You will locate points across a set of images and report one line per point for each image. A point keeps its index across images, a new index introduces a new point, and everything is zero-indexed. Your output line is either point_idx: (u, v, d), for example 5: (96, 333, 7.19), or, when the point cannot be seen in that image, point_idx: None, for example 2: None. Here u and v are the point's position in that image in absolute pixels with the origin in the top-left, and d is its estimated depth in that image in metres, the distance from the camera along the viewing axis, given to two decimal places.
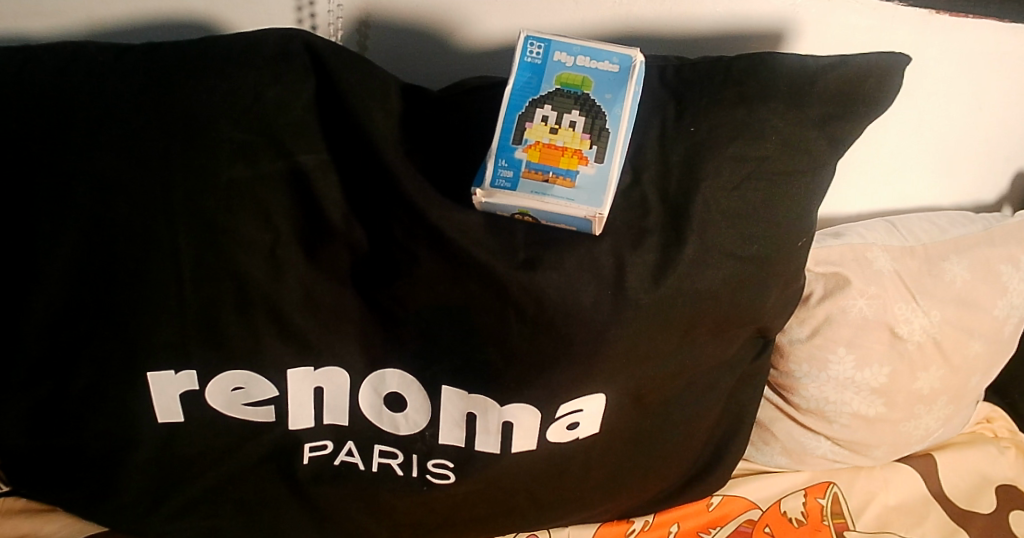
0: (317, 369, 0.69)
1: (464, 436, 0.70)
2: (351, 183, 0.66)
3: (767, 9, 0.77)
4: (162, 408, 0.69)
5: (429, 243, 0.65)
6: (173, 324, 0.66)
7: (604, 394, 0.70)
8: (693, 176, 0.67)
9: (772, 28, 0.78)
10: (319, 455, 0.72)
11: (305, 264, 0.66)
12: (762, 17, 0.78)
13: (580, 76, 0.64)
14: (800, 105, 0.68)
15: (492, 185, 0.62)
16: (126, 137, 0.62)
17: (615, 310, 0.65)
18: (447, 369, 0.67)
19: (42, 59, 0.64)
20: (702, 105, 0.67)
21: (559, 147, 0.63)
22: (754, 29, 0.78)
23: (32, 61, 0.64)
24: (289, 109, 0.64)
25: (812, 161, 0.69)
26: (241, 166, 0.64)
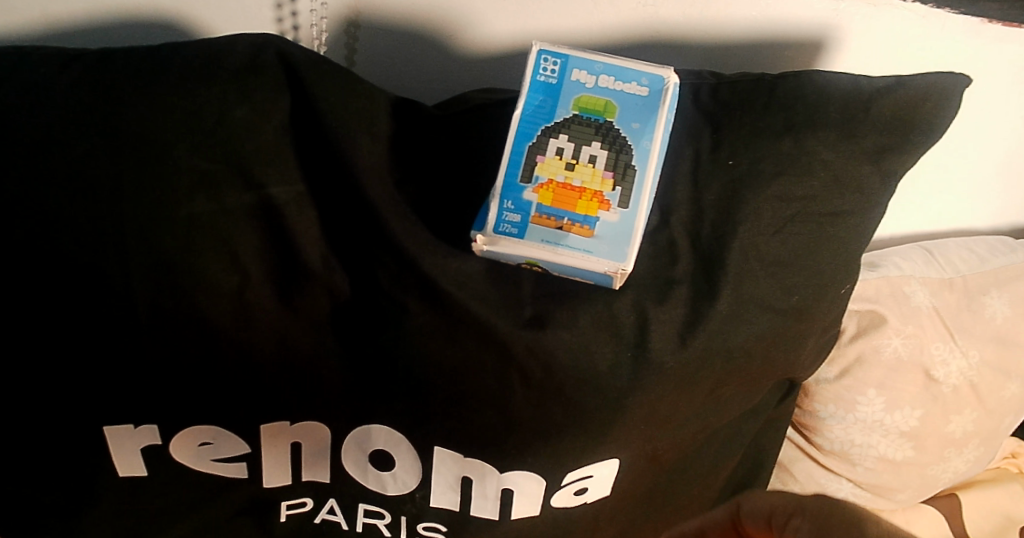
0: (293, 423, 0.61)
1: (458, 500, 0.63)
2: (332, 219, 0.58)
3: (805, 17, 0.68)
4: (122, 463, 0.62)
5: (420, 293, 0.57)
6: (128, 375, 0.59)
7: (618, 458, 0.62)
8: (728, 219, 0.59)
9: (809, 39, 0.69)
10: (298, 512, 0.66)
11: (279, 310, 0.58)
12: (798, 26, 0.68)
13: (603, 100, 0.56)
14: (852, 135, 0.61)
15: (495, 231, 0.55)
16: (73, 166, 0.54)
17: (634, 371, 0.58)
18: (440, 431, 0.60)
19: None
20: (741, 134, 0.60)
21: (576, 188, 0.55)
22: (791, 41, 0.69)
23: None
24: (260, 132, 0.56)
25: (860, 199, 0.63)
26: (202, 199, 0.55)
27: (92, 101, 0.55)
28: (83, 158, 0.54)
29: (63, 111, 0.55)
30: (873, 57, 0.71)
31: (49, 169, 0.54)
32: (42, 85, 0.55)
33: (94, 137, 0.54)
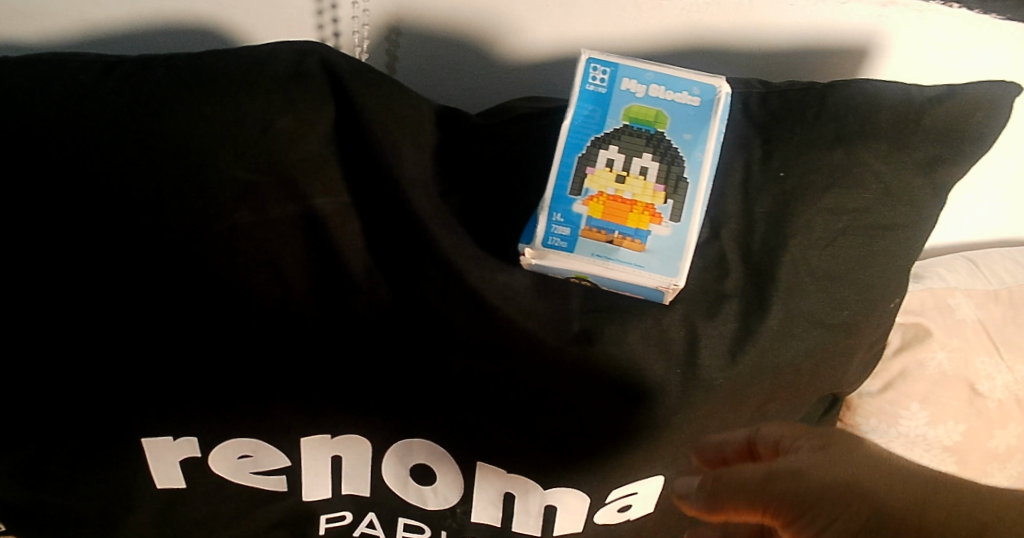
0: (334, 436, 0.60)
1: (500, 516, 0.63)
2: (376, 228, 0.56)
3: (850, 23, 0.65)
4: (160, 475, 0.62)
5: (466, 307, 0.56)
6: (170, 386, 0.58)
7: (664, 476, 0.61)
8: (779, 232, 0.58)
9: (852, 46, 0.66)
10: (338, 525, 0.65)
11: (323, 323, 0.57)
12: (843, 33, 0.66)
13: (654, 110, 0.54)
14: (903, 146, 0.59)
15: (544, 245, 0.54)
16: (114, 176, 0.53)
17: (682, 386, 0.57)
18: (484, 446, 0.59)
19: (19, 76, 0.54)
20: (792, 144, 0.58)
21: (627, 200, 0.54)
22: (845, 52, 0.67)
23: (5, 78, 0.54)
24: (303, 142, 0.54)
25: (912, 213, 0.61)
26: (245, 210, 0.54)
27: (133, 108, 0.53)
28: (125, 167, 0.53)
29: (102, 119, 0.53)
30: (930, 69, 0.69)
31: (90, 179, 0.53)
32: (80, 92, 0.54)
33: (135, 144, 0.53)
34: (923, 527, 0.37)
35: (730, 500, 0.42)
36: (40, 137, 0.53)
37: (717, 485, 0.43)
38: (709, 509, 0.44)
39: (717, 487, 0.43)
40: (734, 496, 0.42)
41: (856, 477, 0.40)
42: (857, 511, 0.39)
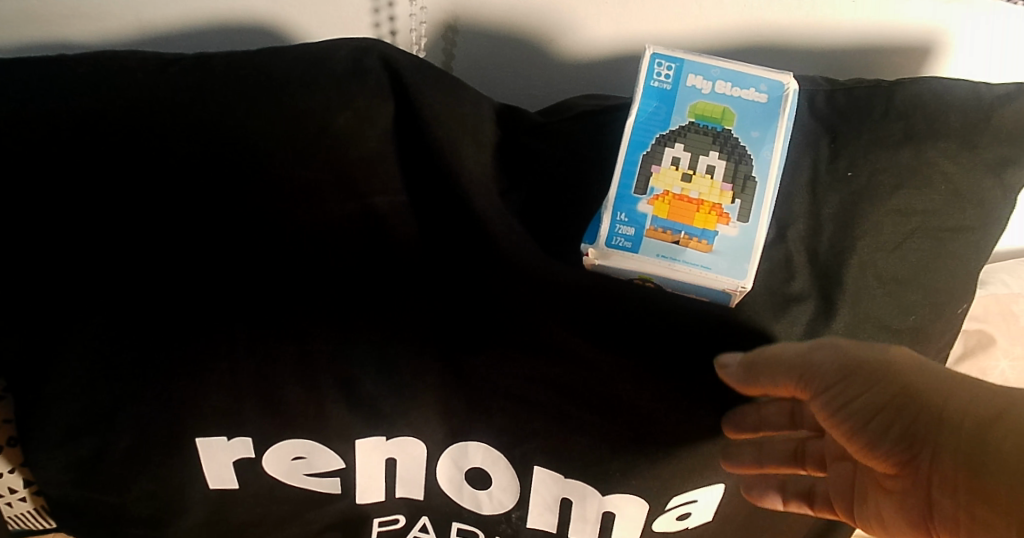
0: (389, 439, 0.59)
1: (555, 522, 0.62)
2: (433, 229, 0.55)
3: (913, 21, 0.62)
4: (213, 476, 0.61)
5: (524, 308, 0.55)
6: (224, 387, 0.57)
7: (724, 484, 0.62)
8: (848, 233, 0.56)
9: (916, 42, 0.63)
10: (390, 529, 0.65)
11: (381, 323, 0.56)
12: (906, 31, 0.62)
13: (720, 107, 0.53)
14: (973, 146, 0.57)
15: (608, 245, 0.53)
16: (173, 173, 0.53)
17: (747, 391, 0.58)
18: (541, 449, 0.59)
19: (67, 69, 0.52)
20: (861, 143, 0.56)
21: (694, 199, 0.53)
22: (922, 41, 0.63)
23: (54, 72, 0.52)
24: (363, 140, 0.53)
25: (982, 214, 0.59)
26: (304, 209, 0.54)
27: (188, 102, 0.52)
28: (185, 165, 0.53)
29: (157, 115, 0.52)
30: (1010, 59, 0.65)
31: (150, 176, 0.53)
32: (132, 86, 0.52)
33: (194, 141, 0.52)
34: (945, 411, 0.46)
35: (772, 376, 0.53)
36: (92, 133, 0.52)
37: (754, 363, 0.53)
38: (747, 381, 0.54)
39: (763, 369, 0.53)
40: (778, 376, 0.52)
41: (879, 359, 0.49)
42: (883, 390, 0.48)
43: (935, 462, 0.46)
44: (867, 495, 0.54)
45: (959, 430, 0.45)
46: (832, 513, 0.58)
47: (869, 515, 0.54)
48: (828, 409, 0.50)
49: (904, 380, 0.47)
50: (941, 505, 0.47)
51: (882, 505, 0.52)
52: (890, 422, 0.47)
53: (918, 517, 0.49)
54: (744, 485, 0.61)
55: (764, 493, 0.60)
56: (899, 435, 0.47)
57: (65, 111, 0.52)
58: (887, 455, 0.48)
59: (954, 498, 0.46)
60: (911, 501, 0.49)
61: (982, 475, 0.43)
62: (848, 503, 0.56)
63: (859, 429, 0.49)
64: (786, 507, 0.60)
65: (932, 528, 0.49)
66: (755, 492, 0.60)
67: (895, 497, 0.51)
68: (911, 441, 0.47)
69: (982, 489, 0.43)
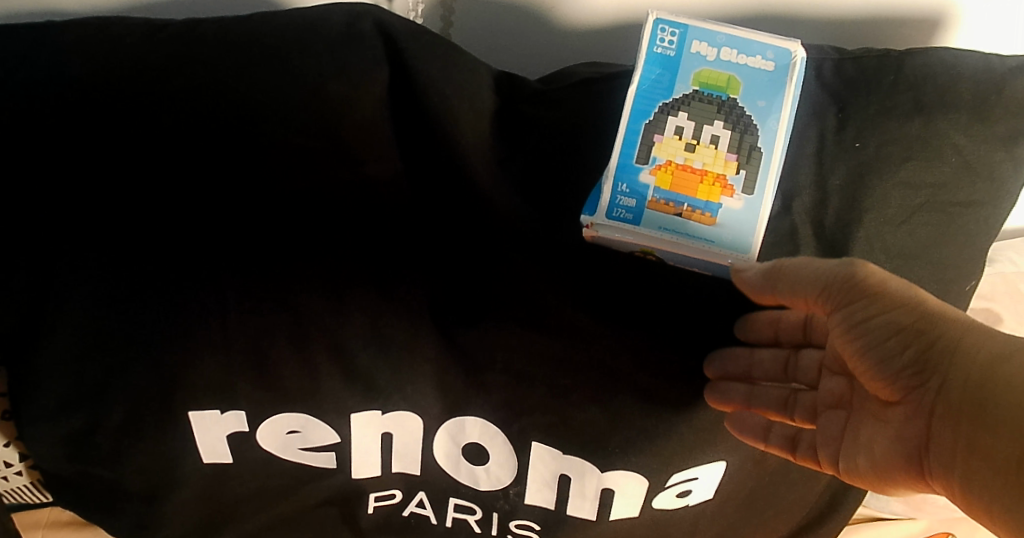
0: (385, 413, 0.59)
1: (554, 499, 0.62)
2: (430, 198, 0.54)
3: None
4: (207, 449, 0.61)
5: (522, 279, 0.55)
6: (217, 359, 0.56)
7: (725, 462, 0.61)
8: (854, 206, 0.55)
9: (930, 12, 0.61)
10: (387, 504, 0.65)
11: (375, 295, 0.55)
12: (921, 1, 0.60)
13: (725, 75, 0.51)
14: (985, 118, 0.55)
15: (609, 217, 0.52)
16: (162, 139, 0.51)
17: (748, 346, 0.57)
18: (538, 425, 0.58)
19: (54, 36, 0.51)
20: (869, 114, 0.54)
21: (698, 170, 0.52)
22: (936, 9, 0.61)
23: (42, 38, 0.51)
24: (357, 107, 0.52)
25: (993, 189, 0.58)
26: (297, 177, 0.53)
27: (179, 66, 0.51)
28: (176, 132, 0.51)
29: (146, 80, 0.51)
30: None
31: (138, 143, 0.52)
32: (121, 52, 0.51)
33: (184, 107, 0.51)
34: (962, 341, 0.46)
35: (791, 288, 0.50)
36: (80, 99, 0.51)
37: (777, 274, 0.50)
38: (763, 291, 0.51)
39: (784, 276, 0.50)
40: (798, 288, 0.50)
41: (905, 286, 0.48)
42: (907, 312, 0.47)
43: (944, 391, 0.46)
44: (858, 435, 0.52)
45: (972, 361, 0.45)
46: (814, 463, 0.56)
47: (856, 456, 0.52)
48: (846, 324, 0.49)
49: (928, 308, 0.47)
50: (939, 437, 0.46)
51: (874, 438, 0.51)
52: (908, 345, 0.47)
53: (910, 450, 0.48)
54: (726, 419, 0.58)
55: (748, 431, 0.57)
56: (914, 358, 0.47)
57: (52, 77, 0.51)
58: (895, 378, 0.48)
59: (954, 429, 0.45)
60: (908, 431, 0.48)
61: (989, 407, 0.44)
62: (834, 450, 0.54)
63: (873, 348, 0.48)
64: (767, 449, 0.58)
65: (922, 463, 0.48)
66: (738, 427, 0.58)
67: (890, 429, 0.50)
68: (924, 367, 0.46)
69: (988, 419, 0.44)
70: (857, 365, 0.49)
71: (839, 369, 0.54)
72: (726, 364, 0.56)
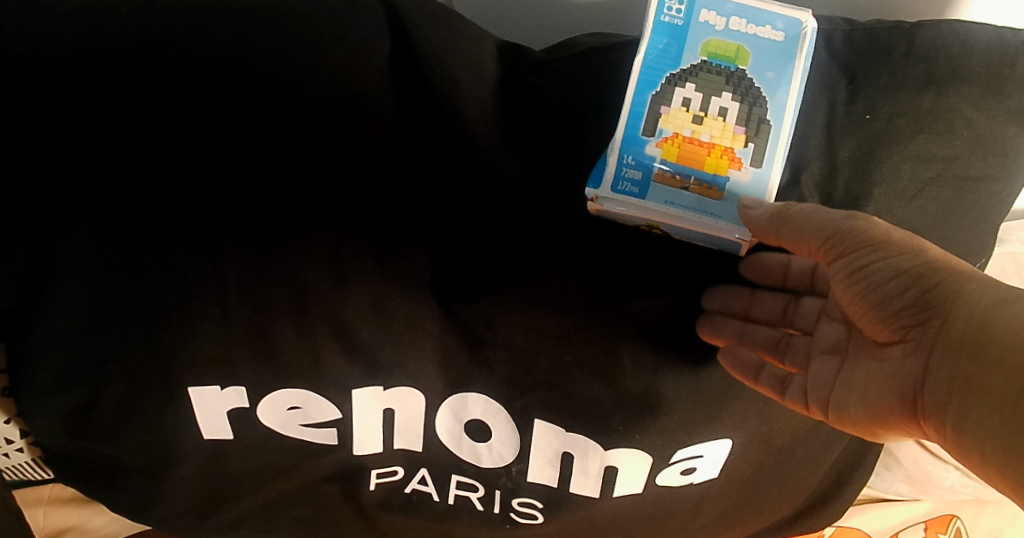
0: (386, 389, 0.58)
1: (557, 476, 0.61)
2: (429, 171, 0.53)
3: None
4: (207, 426, 0.60)
5: (525, 255, 0.54)
6: (217, 334, 0.56)
7: (730, 440, 0.60)
8: (864, 180, 0.54)
9: None
10: (388, 481, 0.64)
11: (375, 269, 0.54)
12: None
13: (734, 45, 0.50)
14: (997, 92, 0.54)
15: (614, 189, 0.51)
16: (159, 111, 0.50)
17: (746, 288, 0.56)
18: (541, 401, 0.58)
19: (52, 6, 0.51)
20: (880, 86, 0.53)
21: (705, 143, 0.51)
22: None
23: (37, 8, 0.51)
24: (358, 78, 0.51)
25: (1003, 164, 0.57)
26: (295, 148, 0.51)
27: (180, 37, 0.50)
28: (174, 104, 0.50)
29: (145, 51, 0.50)
30: None
31: (134, 116, 0.51)
32: (120, 23, 0.50)
33: (184, 77, 0.50)
34: (965, 284, 0.45)
35: (797, 232, 0.49)
36: (77, 69, 0.50)
37: (783, 216, 0.49)
38: (767, 230, 0.49)
39: (791, 221, 0.48)
40: (802, 233, 0.48)
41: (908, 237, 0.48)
42: (910, 256, 0.47)
43: (945, 330, 0.45)
44: (850, 380, 0.52)
45: (975, 303, 0.44)
46: (801, 409, 0.56)
47: (848, 399, 0.51)
48: (847, 265, 0.48)
49: (932, 255, 0.47)
50: (935, 375, 0.45)
51: (869, 382, 0.50)
52: (910, 286, 0.47)
53: (904, 390, 0.47)
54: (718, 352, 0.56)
55: (742, 365, 0.56)
56: (915, 298, 0.46)
57: (50, 47, 0.50)
58: (895, 319, 0.47)
59: (952, 367, 0.44)
60: (903, 372, 0.48)
61: (989, 344, 0.43)
62: (824, 394, 0.54)
63: (873, 289, 0.48)
64: (755, 384, 0.56)
65: (915, 403, 0.47)
66: (731, 360, 0.56)
67: (884, 372, 0.49)
68: (926, 308, 0.46)
69: (989, 356, 0.43)
70: (856, 308, 0.49)
71: (840, 317, 0.54)
72: (727, 297, 0.56)
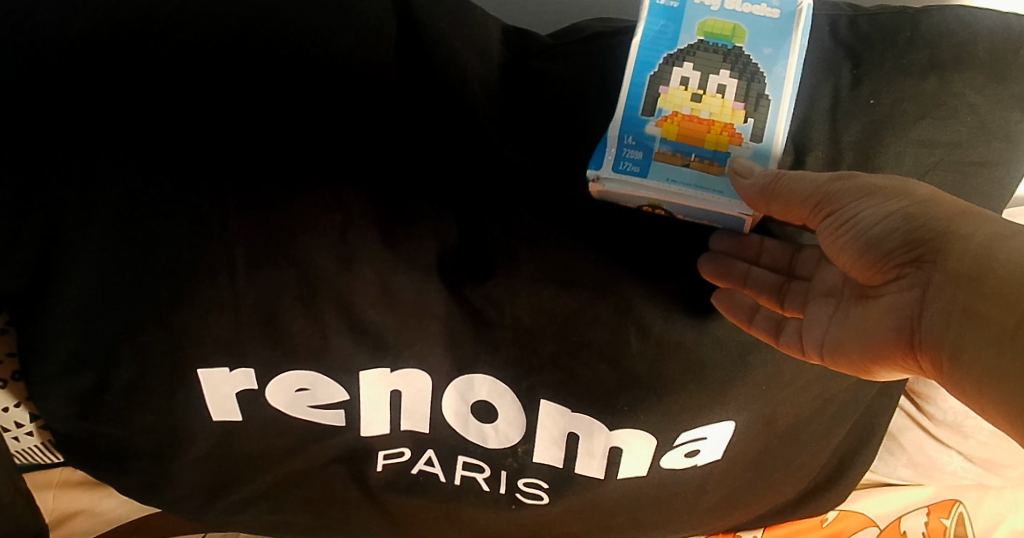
0: (394, 371, 0.59)
1: (562, 457, 0.62)
2: (433, 153, 0.53)
3: None
4: (216, 408, 0.61)
5: (530, 237, 0.54)
6: (227, 316, 0.57)
7: (734, 422, 0.61)
8: (868, 163, 0.55)
9: None
10: (395, 462, 0.65)
11: (383, 250, 0.55)
12: None
13: (731, 24, 0.51)
14: (1003, 78, 0.54)
15: (615, 169, 0.51)
16: (167, 93, 0.51)
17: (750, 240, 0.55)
18: (547, 382, 0.58)
19: None
20: (885, 71, 0.53)
21: (705, 120, 0.51)
22: None
23: None
24: (367, 61, 0.52)
25: (1007, 150, 0.57)
26: (303, 130, 0.51)
27: (189, 20, 0.51)
28: (181, 87, 0.51)
29: (155, 35, 0.51)
30: None
31: (142, 98, 0.51)
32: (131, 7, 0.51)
33: (193, 60, 0.51)
34: (957, 223, 0.44)
35: (791, 198, 0.48)
36: (87, 52, 0.50)
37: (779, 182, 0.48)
38: (761, 199, 0.49)
39: (785, 189, 0.48)
40: (798, 197, 0.48)
41: (895, 182, 0.48)
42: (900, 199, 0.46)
43: (937, 269, 0.44)
44: (845, 322, 0.51)
45: (969, 240, 0.43)
46: (797, 352, 0.55)
47: (844, 341, 0.51)
48: (835, 213, 0.48)
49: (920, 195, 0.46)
50: (931, 314, 0.45)
51: (864, 324, 0.50)
52: (900, 227, 0.46)
53: (900, 330, 0.47)
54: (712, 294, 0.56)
55: (738, 306, 0.55)
56: (906, 238, 0.46)
57: (61, 32, 0.51)
58: (886, 262, 0.47)
59: (948, 303, 0.44)
60: (898, 312, 0.47)
61: (987, 277, 0.42)
62: (818, 338, 0.53)
63: (862, 236, 0.47)
64: (749, 327, 0.55)
65: (911, 342, 0.47)
66: (725, 302, 0.55)
67: (878, 314, 0.49)
68: (916, 250, 0.45)
69: (984, 290, 0.42)
70: (846, 260, 0.48)
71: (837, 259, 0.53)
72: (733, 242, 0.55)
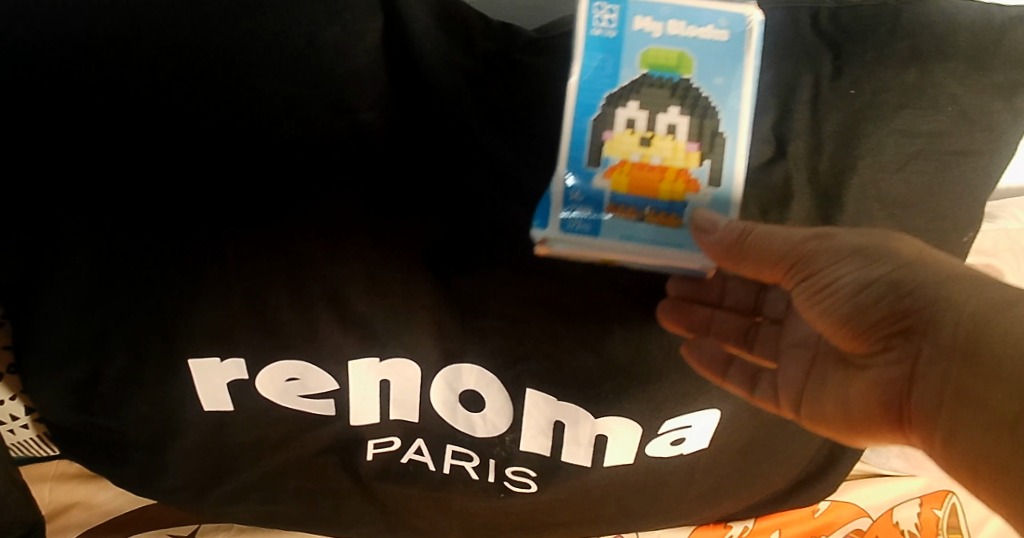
0: (382, 360, 0.60)
1: (550, 445, 0.63)
2: (421, 146, 0.54)
3: None
4: (207, 398, 0.62)
5: (514, 228, 0.55)
6: (217, 307, 0.57)
7: (718, 410, 0.62)
8: (849, 152, 0.55)
9: None
10: (385, 452, 0.66)
11: (369, 242, 0.55)
12: None
13: (675, 54, 0.51)
14: (983, 67, 0.55)
15: (565, 229, 0.52)
16: (155, 87, 0.52)
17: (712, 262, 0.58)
18: (533, 371, 0.59)
19: None
20: (867, 61, 0.54)
21: (655, 166, 0.51)
22: None
23: None
24: (352, 54, 0.52)
25: (989, 139, 0.58)
26: (291, 124, 0.53)
27: (171, 12, 0.51)
28: (168, 80, 0.51)
29: (138, 28, 0.51)
30: None
31: (130, 91, 0.52)
32: None
33: (178, 54, 0.51)
34: (944, 288, 0.48)
35: (755, 260, 0.52)
36: (72, 45, 0.51)
37: (745, 238, 0.50)
38: (727, 257, 0.51)
39: (754, 242, 0.51)
40: (763, 252, 0.51)
41: (877, 240, 0.51)
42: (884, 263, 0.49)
43: (927, 340, 0.48)
44: (828, 384, 0.56)
45: (963, 305, 0.47)
46: (769, 404, 0.60)
47: (826, 400, 0.56)
48: (818, 280, 0.51)
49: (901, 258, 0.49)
50: (924, 378, 0.49)
51: (850, 385, 0.54)
52: (883, 296, 0.49)
53: (887, 395, 0.52)
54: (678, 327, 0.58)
55: (710, 356, 0.58)
56: (891, 307, 0.49)
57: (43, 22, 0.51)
58: (872, 330, 0.51)
59: (942, 372, 0.48)
60: (886, 376, 0.51)
61: (983, 349, 0.45)
62: (796, 392, 0.59)
63: (847, 305, 0.51)
64: (722, 381, 0.59)
65: (901, 407, 0.51)
66: (698, 354, 0.58)
67: (867, 375, 0.53)
68: (903, 321, 0.49)
69: (978, 361, 0.46)
70: (828, 325, 0.53)
71: None
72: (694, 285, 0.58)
